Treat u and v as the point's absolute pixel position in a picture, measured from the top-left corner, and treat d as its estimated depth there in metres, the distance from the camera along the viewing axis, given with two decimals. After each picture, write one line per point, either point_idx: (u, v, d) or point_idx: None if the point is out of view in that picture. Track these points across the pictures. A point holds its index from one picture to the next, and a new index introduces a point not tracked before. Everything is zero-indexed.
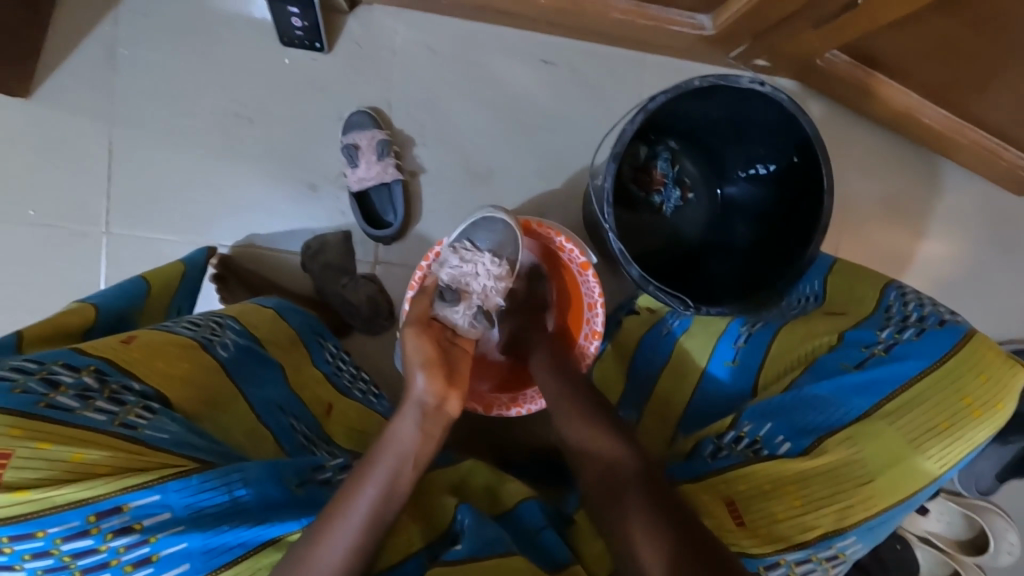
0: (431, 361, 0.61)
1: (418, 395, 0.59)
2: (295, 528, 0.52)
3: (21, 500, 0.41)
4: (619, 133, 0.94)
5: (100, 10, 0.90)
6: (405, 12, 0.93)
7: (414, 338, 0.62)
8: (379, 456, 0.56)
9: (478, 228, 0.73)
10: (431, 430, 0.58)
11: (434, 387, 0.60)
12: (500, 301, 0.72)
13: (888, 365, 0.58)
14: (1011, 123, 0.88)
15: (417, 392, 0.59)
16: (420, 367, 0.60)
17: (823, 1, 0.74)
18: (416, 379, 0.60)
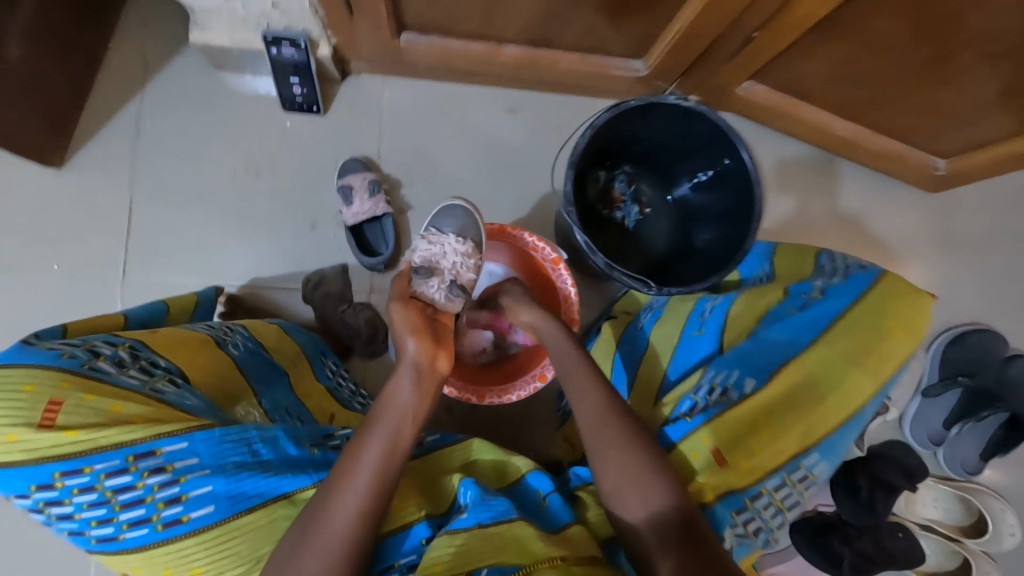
0: (419, 328, 0.68)
1: (412, 355, 0.66)
2: (306, 483, 0.59)
3: (72, 440, 0.49)
4: (573, 147, 1.10)
5: (126, 92, 1.05)
6: (389, 79, 1.09)
7: (401, 310, 0.69)
8: (382, 417, 0.62)
9: (441, 219, 0.84)
10: (427, 387, 0.65)
11: (425, 348, 0.67)
12: (472, 275, 0.79)
13: (825, 306, 0.70)
14: (908, 129, 1.03)
15: (410, 354, 0.66)
16: (409, 332, 0.67)
17: (727, 38, 0.90)
18: (408, 343, 0.67)
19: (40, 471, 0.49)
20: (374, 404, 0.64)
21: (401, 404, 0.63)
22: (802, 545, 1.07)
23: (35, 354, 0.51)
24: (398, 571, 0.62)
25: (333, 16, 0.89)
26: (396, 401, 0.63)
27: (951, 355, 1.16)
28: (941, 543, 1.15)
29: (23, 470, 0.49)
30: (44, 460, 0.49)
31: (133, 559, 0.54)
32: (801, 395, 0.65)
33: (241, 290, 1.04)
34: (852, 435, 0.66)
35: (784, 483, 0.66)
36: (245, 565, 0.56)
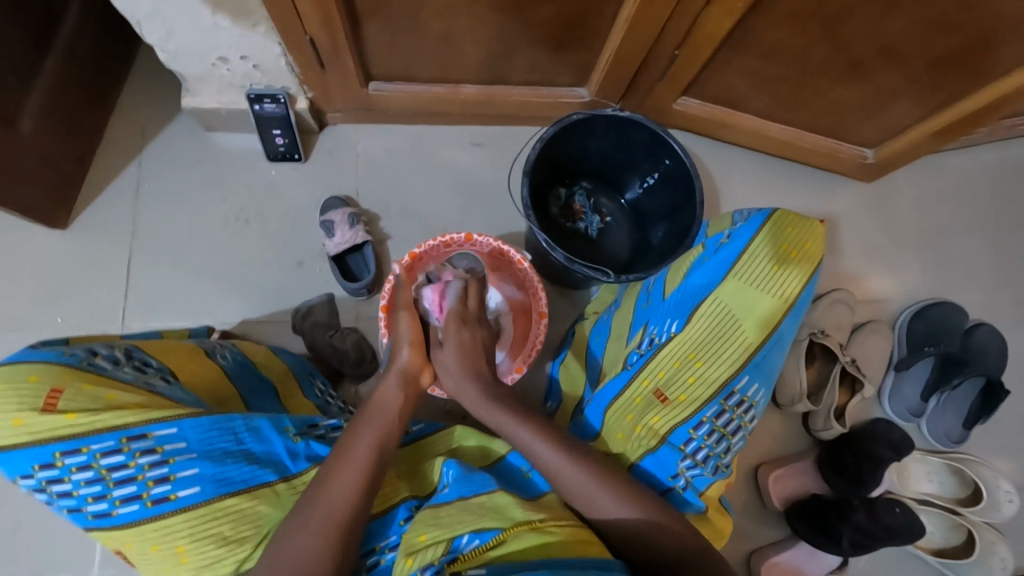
0: (415, 341, 0.79)
1: (401, 363, 0.77)
2: (290, 473, 0.65)
3: (71, 422, 0.55)
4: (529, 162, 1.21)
5: (125, 158, 1.15)
6: (362, 126, 1.21)
7: (407, 320, 0.81)
8: (368, 418, 0.69)
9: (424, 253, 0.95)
10: (408, 392, 0.74)
11: (414, 361, 0.78)
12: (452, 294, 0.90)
13: (729, 245, 0.84)
14: (831, 125, 1.14)
15: (401, 362, 0.77)
16: (407, 342, 0.79)
17: (653, 58, 1.02)
18: (403, 351, 0.78)
19: (43, 452, 0.55)
20: (364, 403, 0.71)
21: (387, 403, 0.71)
22: (799, 528, 1.07)
23: (42, 353, 0.59)
24: (379, 552, 0.65)
25: (307, 72, 1.01)
26: (378, 400, 0.72)
27: (915, 330, 1.20)
28: (941, 517, 1.13)
29: (28, 451, 0.55)
30: (46, 441, 0.55)
31: (125, 535, 0.59)
32: (715, 330, 0.81)
33: (234, 327, 1.10)
34: (774, 349, 0.80)
35: (726, 410, 0.80)
36: (224, 544, 0.60)
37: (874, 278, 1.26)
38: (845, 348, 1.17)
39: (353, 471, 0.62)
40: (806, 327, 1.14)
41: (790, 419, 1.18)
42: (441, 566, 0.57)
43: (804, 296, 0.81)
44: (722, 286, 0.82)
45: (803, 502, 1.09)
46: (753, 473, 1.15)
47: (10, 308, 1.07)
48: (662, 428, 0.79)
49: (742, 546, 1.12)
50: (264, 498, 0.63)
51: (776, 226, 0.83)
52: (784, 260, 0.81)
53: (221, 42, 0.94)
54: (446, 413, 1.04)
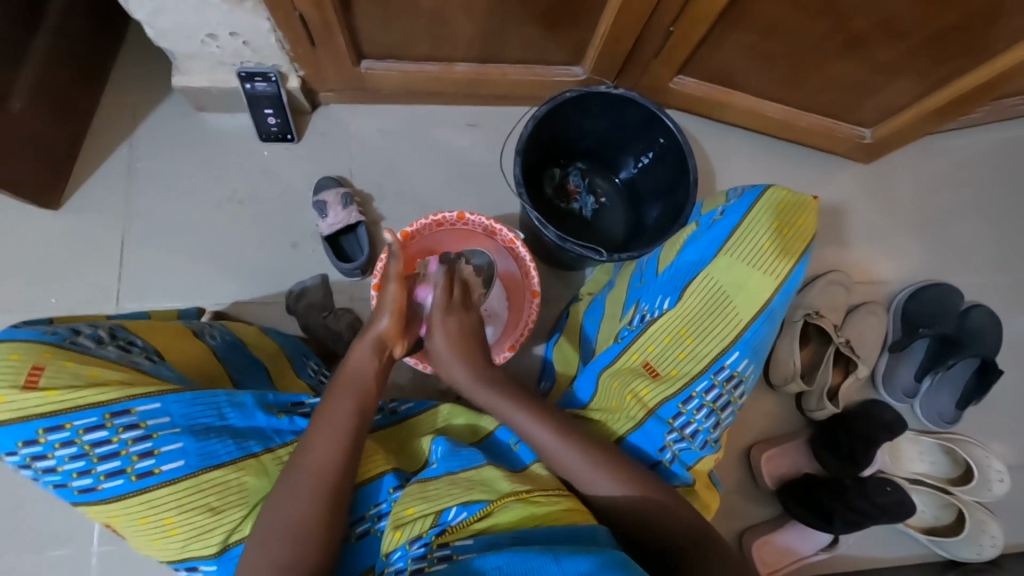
0: (397, 311, 0.78)
1: (379, 330, 0.76)
2: (274, 450, 0.66)
3: (54, 399, 0.55)
4: (521, 140, 1.19)
5: (117, 139, 1.14)
6: (354, 106, 1.20)
7: (394, 290, 0.79)
8: (343, 394, 0.68)
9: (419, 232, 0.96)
10: (380, 361, 0.74)
11: (391, 331, 0.77)
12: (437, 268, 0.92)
13: (722, 222, 0.84)
14: (829, 104, 1.13)
15: (380, 329, 0.76)
16: (389, 311, 0.78)
17: (649, 35, 1.01)
18: (383, 319, 0.77)
19: (25, 428, 0.56)
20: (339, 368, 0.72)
21: (359, 369, 0.71)
22: (791, 507, 1.08)
23: (23, 332, 0.59)
24: (370, 520, 0.66)
25: (298, 50, 1.00)
26: (350, 361, 0.72)
27: (910, 310, 1.20)
28: (932, 496, 1.13)
29: (10, 427, 0.55)
30: (29, 418, 0.55)
31: (111, 508, 0.59)
32: (707, 305, 0.81)
33: (229, 309, 1.10)
34: (768, 327, 0.80)
35: (716, 385, 0.80)
36: (213, 515, 0.61)
37: (869, 260, 1.26)
38: (839, 330, 1.16)
39: (341, 448, 0.62)
40: (800, 308, 1.14)
41: (784, 400, 1.18)
42: (429, 537, 0.58)
43: (799, 274, 0.80)
44: (714, 263, 0.83)
45: (796, 480, 1.10)
46: (746, 453, 1.15)
47: (3, 290, 1.06)
48: (651, 401, 0.79)
49: (734, 525, 1.12)
50: (249, 469, 0.63)
51: (770, 201, 0.82)
52: (777, 236, 0.80)
53: (210, 18, 0.92)
54: (440, 393, 1.04)
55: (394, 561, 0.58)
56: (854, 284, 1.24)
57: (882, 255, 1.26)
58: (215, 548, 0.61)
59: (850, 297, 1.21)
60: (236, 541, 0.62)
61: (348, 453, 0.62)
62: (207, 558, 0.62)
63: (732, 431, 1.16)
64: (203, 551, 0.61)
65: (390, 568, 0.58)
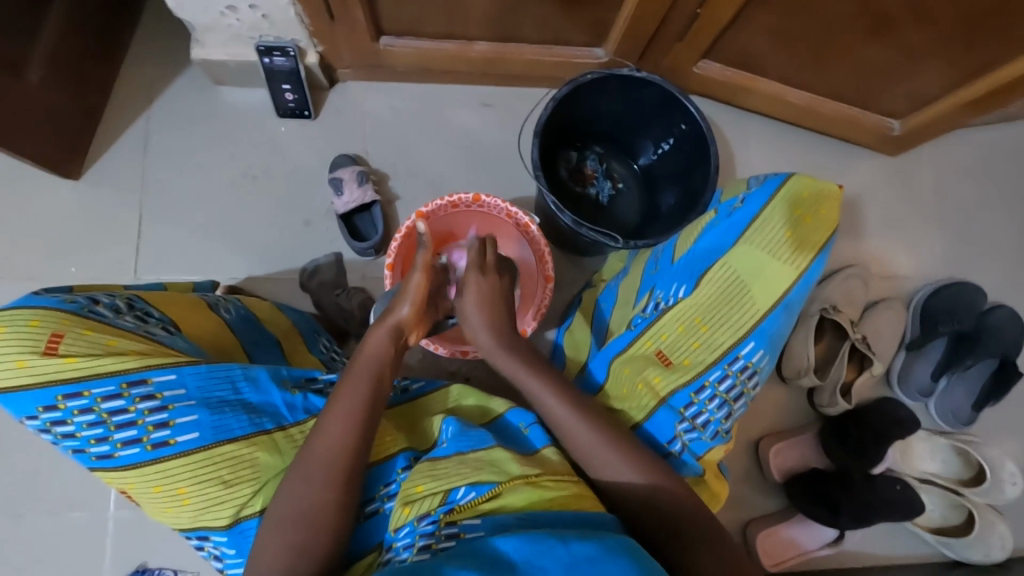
0: (420, 300, 0.76)
1: (399, 319, 0.74)
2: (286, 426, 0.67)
3: (73, 366, 0.56)
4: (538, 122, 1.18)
5: (136, 111, 1.15)
6: (371, 84, 1.18)
7: (419, 279, 0.76)
8: (355, 371, 0.68)
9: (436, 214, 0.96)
10: (397, 350, 0.72)
11: (411, 320, 0.75)
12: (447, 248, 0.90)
13: (741, 211, 0.83)
14: (857, 92, 1.09)
15: (400, 317, 0.74)
16: (412, 299, 0.75)
17: (673, 16, 0.98)
18: (404, 307, 0.75)
19: (45, 394, 0.57)
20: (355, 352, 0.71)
21: (374, 354, 0.70)
22: (797, 500, 1.07)
23: (42, 300, 0.59)
24: (380, 500, 0.67)
25: (316, 24, 0.99)
26: (369, 349, 0.70)
27: (932, 307, 1.16)
28: (943, 495, 1.11)
29: (31, 393, 0.56)
30: (48, 384, 0.56)
31: (127, 475, 0.60)
32: (722, 294, 0.80)
33: (244, 284, 1.11)
34: (784, 319, 0.79)
35: (730, 375, 0.79)
36: (225, 487, 0.62)
37: (890, 255, 1.23)
38: (856, 325, 1.14)
39: (351, 426, 0.63)
40: (816, 301, 1.12)
41: (795, 394, 1.17)
42: (437, 516, 0.58)
43: (818, 265, 0.79)
44: (732, 251, 0.81)
45: (804, 474, 1.09)
46: (754, 445, 1.15)
47: (24, 259, 1.08)
48: (662, 389, 0.79)
49: (739, 516, 1.12)
50: (262, 445, 0.64)
51: (791, 190, 0.81)
52: (797, 225, 0.79)
53: None
54: (449, 375, 1.05)
55: (402, 538, 0.59)
56: (873, 280, 1.22)
57: (904, 251, 1.23)
58: (226, 520, 0.62)
59: (869, 293, 1.18)
60: (248, 515, 0.63)
61: (358, 431, 0.63)
62: (218, 530, 0.63)
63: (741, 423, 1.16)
64: (215, 523, 0.62)
65: (398, 544, 0.59)
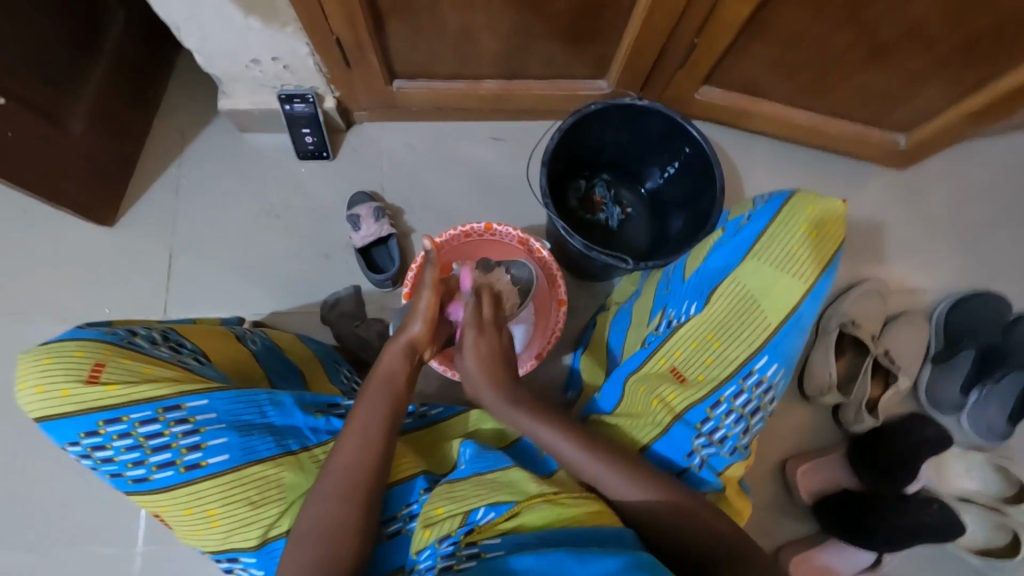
0: (430, 318, 0.77)
1: (411, 337, 0.75)
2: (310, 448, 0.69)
3: (113, 394, 0.59)
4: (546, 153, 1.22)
5: (167, 159, 1.22)
6: (386, 124, 1.24)
7: (429, 298, 0.77)
8: (369, 390, 0.70)
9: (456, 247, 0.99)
10: (411, 366, 0.74)
11: (423, 338, 0.76)
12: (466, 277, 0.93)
13: (749, 227, 0.83)
14: (860, 110, 1.11)
15: (412, 335, 0.76)
16: (423, 319, 0.76)
17: (672, 46, 1.02)
18: (416, 325, 0.76)
19: (87, 420, 0.60)
20: (369, 373, 0.72)
21: (387, 371, 0.71)
22: (827, 522, 1.04)
23: (86, 333, 0.63)
24: (401, 520, 0.67)
25: (334, 71, 1.05)
26: (383, 368, 0.72)
27: (952, 322, 1.14)
28: (983, 516, 1.06)
29: (74, 419, 0.59)
30: (90, 411, 0.59)
31: (162, 498, 0.63)
32: (734, 310, 0.81)
33: (267, 318, 1.15)
34: (797, 333, 0.79)
35: (745, 390, 0.79)
36: (253, 508, 0.63)
37: (907, 268, 1.22)
38: (877, 340, 1.12)
39: (371, 452, 0.64)
40: (834, 317, 1.11)
41: (819, 412, 1.15)
42: (457, 536, 0.59)
43: (828, 279, 0.79)
44: (741, 267, 0.82)
45: (833, 495, 1.06)
46: (780, 466, 1.12)
47: (62, 301, 1.14)
48: (677, 406, 0.79)
49: (768, 540, 1.09)
50: (288, 465, 0.66)
51: (798, 205, 0.81)
52: (805, 239, 0.79)
53: (253, 44, 0.98)
54: (467, 402, 1.06)
55: (423, 560, 0.59)
56: (891, 294, 1.20)
57: (922, 264, 1.22)
58: (254, 541, 0.64)
59: (888, 307, 1.17)
60: (276, 535, 0.64)
61: (378, 456, 0.64)
62: (247, 551, 0.65)
63: (765, 443, 1.13)
64: (244, 544, 0.64)
65: (420, 566, 0.59)
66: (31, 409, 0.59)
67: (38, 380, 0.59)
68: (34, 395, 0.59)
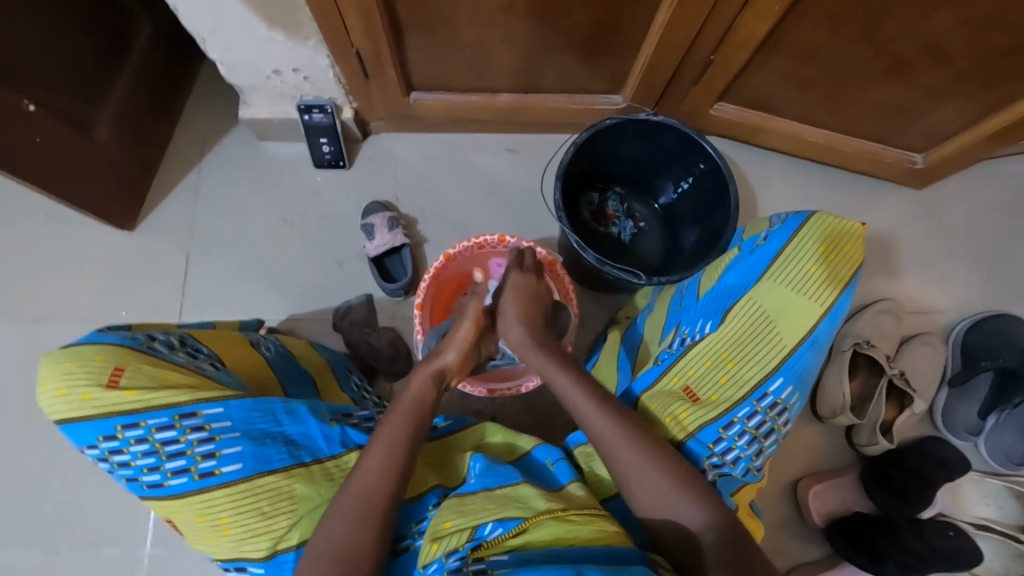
0: (464, 348, 0.81)
1: (444, 364, 0.79)
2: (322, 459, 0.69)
3: (132, 399, 0.60)
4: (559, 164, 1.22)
5: (187, 166, 1.24)
6: (402, 135, 1.26)
7: (468, 328, 0.83)
8: (393, 411, 0.71)
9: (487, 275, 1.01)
10: (438, 391, 0.76)
11: (454, 367, 0.80)
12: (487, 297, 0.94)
13: (766, 246, 0.83)
14: (877, 128, 1.10)
15: (445, 363, 0.79)
16: (457, 348, 0.81)
17: (688, 63, 1.02)
18: (450, 353, 0.80)
19: (106, 424, 0.61)
20: (395, 396, 0.74)
21: (414, 393, 0.74)
22: (839, 546, 1.02)
23: (107, 337, 0.64)
24: (411, 537, 0.67)
25: (352, 82, 1.07)
26: (413, 389, 0.75)
27: (971, 342, 1.13)
28: (1000, 544, 1.03)
29: (93, 423, 0.60)
30: (110, 415, 0.60)
31: (175, 504, 0.64)
32: (749, 330, 0.80)
33: (280, 324, 1.16)
34: (813, 355, 0.78)
35: (759, 412, 0.78)
36: (264, 519, 0.64)
37: (924, 289, 1.20)
38: (892, 361, 1.10)
39: (382, 463, 0.64)
40: (849, 336, 1.10)
41: (832, 432, 1.13)
42: (466, 551, 0.59)
43: (846, 301, 0.78)
44: (757, 286, 0.82)
45: (846, 518, 1.04)
46: (792, 487, 1.10)
47: (81, 302, 1.16)
48: (690, 424, 0.78)
49: (779, 562, 1.07)
50: (300, 477, 0.66)
51: (816, 226, 0.81)
52: (823, 260, 0.79)
53: (275, 56, 1.00)
54: (476, 413, 1.06)
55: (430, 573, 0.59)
56: (907, 314, 1.19)
57: (938, 285, 1.21)
58: (264, 552, 0.64)
59: (904, 327, 1.15)
60: (285, 548, 0.65)
61: (389, 469, 0.64)
62: (256, 561, 0.65)
63: (776, 463, 1.12)
64: (254, 554, 0.65)
65: None
66: (52, 411, 0.61)
67: (60, 383, 0.60)
68: (55, 398, 0.60)
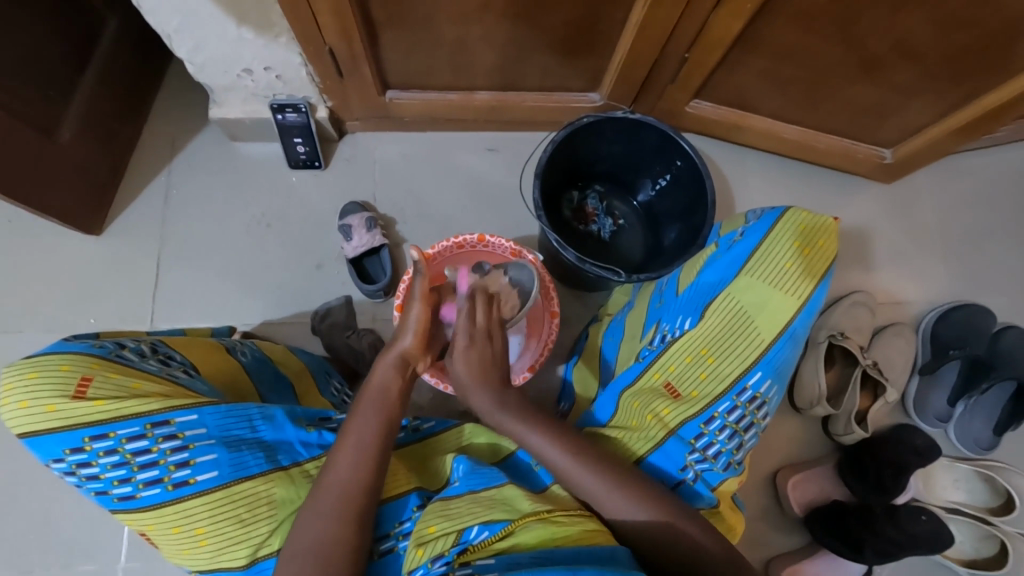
0: (421, 328, 0.78)
1: (403, 349, 0.76)
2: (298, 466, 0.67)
3: (101, 409, 0.58)
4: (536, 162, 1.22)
5: (157, 168, 1.20)
6: (380, 134, 1.24)
7: (419, 311, 0.78)
8: (359, 405, 0.69)
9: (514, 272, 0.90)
10: (402, 376, 0.74)
11: (415, 350, 0.77)
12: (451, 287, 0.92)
13: (743, 242, 0.84)
14: (847, 124, 1.13)
15: (405, 347, 0.76)
16: (413, 331, 0.77)
17: (663, 62, 1.03)
18: (407, 338, 0.77)
19: (72, 436, 0.58)
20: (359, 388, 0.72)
21: (378, 382, 0.72)
22: (819, 535, 1.04)
23: (72, 346, 0.62)
24: (394, 538, 0.66)
25: (327, 81, 1.05)
26: (376, 381, 0.72)
27: (940, 332, 1.16)
28: (970, 527, 1.07)
29: (59, 435, 0.58)
30: (76, 426, 0.58)
31: (148, 517, 0.61)
32: (727, 325, 0.81)
33: (257, 329, 1.13)
34: (791, 349, 0.80)
35: (738, 406, 0.79)
36: (242, 526, 0.62)
37: (895, 281, 1.24)
38: (865, 352, 1.13)
39: (361, 470, 0.63)
40: (824, 329, 1.12)
41: (810, 423, 1.16)
42: (452, 556, 0.58)
43: (821, 295, 0.80)
44: (735, 281, 0.83)
45: (824, 507, 1.06)
46: (773, 478, 1.12)
47: (46, 311, 1.11)
48: (671, 421, 0.79)
49: (760, 553, 1.09)
50: (279, 481, 0.65)
51: (790, 223, 0.83)
52: (798, 256, 0.80)
53: (245, 54, 0.98)
54: (460, 414, 1.05)
55: None
56: (879, 306, 1.22)
57: (909, 277, 1.24)
58: (243, 561, 0.63)
59: (876, 318, 1.18)
60: (265, 555, 0.63)
61: (370, 476, 0.63)
62: (235, 570, 0.63)
63: (757, 455, 1.14)
64: (233, 563, 0.63)
65: None
66: (14, 424, 0.58)
67: (23, 395, 0.58)
68: (18, 411, 0.58)
